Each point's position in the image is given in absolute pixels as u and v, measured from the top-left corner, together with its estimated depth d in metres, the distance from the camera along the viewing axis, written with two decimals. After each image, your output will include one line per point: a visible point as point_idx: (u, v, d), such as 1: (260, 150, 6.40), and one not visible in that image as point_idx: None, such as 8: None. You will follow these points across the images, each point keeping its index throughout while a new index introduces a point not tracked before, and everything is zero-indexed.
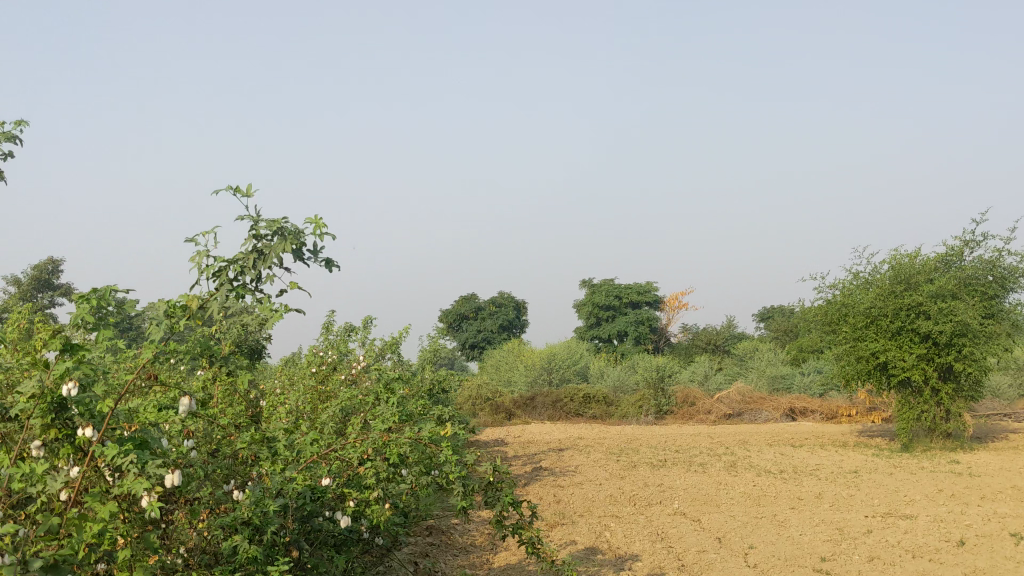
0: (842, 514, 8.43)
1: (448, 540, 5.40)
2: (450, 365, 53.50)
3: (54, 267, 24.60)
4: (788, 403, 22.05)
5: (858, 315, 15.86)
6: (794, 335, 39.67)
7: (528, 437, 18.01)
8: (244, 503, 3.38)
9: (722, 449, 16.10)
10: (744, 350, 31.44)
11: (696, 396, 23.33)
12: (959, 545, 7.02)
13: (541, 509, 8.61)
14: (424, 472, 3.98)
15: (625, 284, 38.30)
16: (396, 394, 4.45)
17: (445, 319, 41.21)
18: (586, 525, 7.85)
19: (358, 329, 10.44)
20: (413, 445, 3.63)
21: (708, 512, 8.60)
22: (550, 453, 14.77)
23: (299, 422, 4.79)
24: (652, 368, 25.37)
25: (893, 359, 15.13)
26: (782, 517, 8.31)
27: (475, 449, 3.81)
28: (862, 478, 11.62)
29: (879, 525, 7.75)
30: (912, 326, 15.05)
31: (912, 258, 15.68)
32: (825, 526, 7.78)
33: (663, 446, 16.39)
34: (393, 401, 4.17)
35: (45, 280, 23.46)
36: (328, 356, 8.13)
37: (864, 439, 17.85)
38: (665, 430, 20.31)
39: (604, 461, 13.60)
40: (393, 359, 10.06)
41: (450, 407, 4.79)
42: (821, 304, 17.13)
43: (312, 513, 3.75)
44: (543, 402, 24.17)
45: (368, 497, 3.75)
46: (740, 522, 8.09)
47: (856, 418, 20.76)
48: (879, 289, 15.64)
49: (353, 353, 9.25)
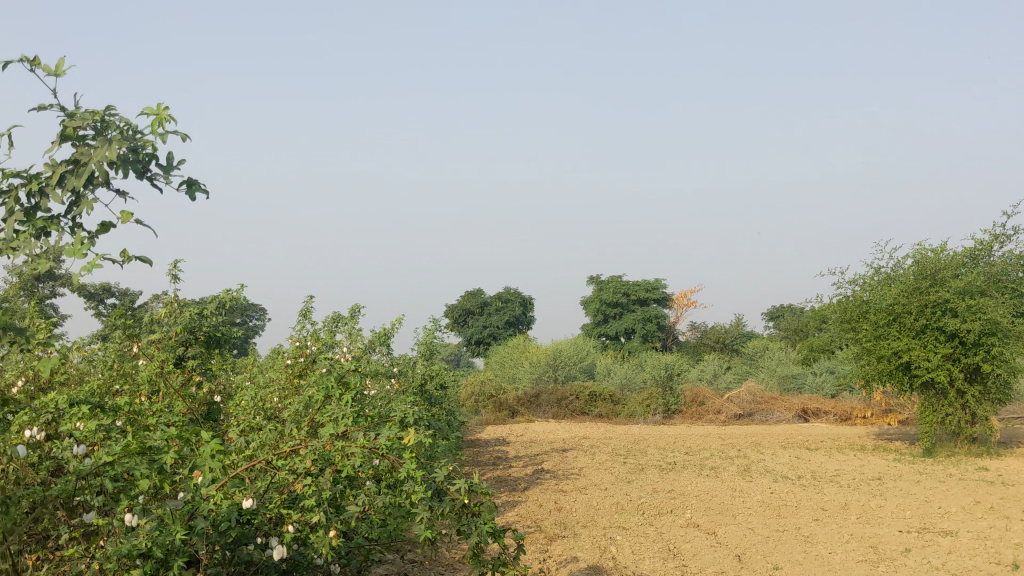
0: (872, 528, 7.66)
1: (429, 558, 4.65)
2: (456, 360, 52.56)
3: None
4: (800, 403, 21.20)
5: (880, 312, 15.03)
6: (804, 334, 38.77)
7: (531, 435, 17.23)
8: (141, 529, 2.69)
9: (733, 451, 15.31)
10: (755, 349, 30.59)
11: (705, 394, 22.51)
12: (1012, 569, 6.21)
13: (539, 518, 7.86)
14: (388, 484, 3.23)
15: (633, 280, 37.45)
16: (354, 387, 3.67)
17: (450, 313, 40.46)
18: (589, 538, 7.08)
19: (346, 319, 9.71)
20: (365, 457, 2.89)
21: (723, 524, 7.84)
22: (553, 453, 14.01)
23: (243, 429, 4.04)
24: (660, 366, 24.51)
25: (917, 358, 14.27)
26: (807, 530, 7.55)
27: (449, 464, 3.02)
28: (887, 487, 10.80)
29: (917, 543, 6.96)
30: (938, 324, 14.18)
31: (937, 252, 14.83)
32: (856, 543, 6.98)
33: (672, 448, 15.63)
34: (349, 400, 3.40)
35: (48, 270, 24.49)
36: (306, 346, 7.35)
37: (882, 442, 17.02)
38: (673, 431, 19.52)
39: (610, 464, 12.83)
40: (385, 353, 9.30)
41: (421, 409, 3.99)
42: (839, 300, 16.30)
43: (240, 541, 2.99)
44: (548, 399, 23.34)
45: (310, 520, 2.96)
46: (761, 536, 7.31)
47: (872, 421, 19.93)
48: (902, 285, 14.78)
49: (337, 345, 8.51)
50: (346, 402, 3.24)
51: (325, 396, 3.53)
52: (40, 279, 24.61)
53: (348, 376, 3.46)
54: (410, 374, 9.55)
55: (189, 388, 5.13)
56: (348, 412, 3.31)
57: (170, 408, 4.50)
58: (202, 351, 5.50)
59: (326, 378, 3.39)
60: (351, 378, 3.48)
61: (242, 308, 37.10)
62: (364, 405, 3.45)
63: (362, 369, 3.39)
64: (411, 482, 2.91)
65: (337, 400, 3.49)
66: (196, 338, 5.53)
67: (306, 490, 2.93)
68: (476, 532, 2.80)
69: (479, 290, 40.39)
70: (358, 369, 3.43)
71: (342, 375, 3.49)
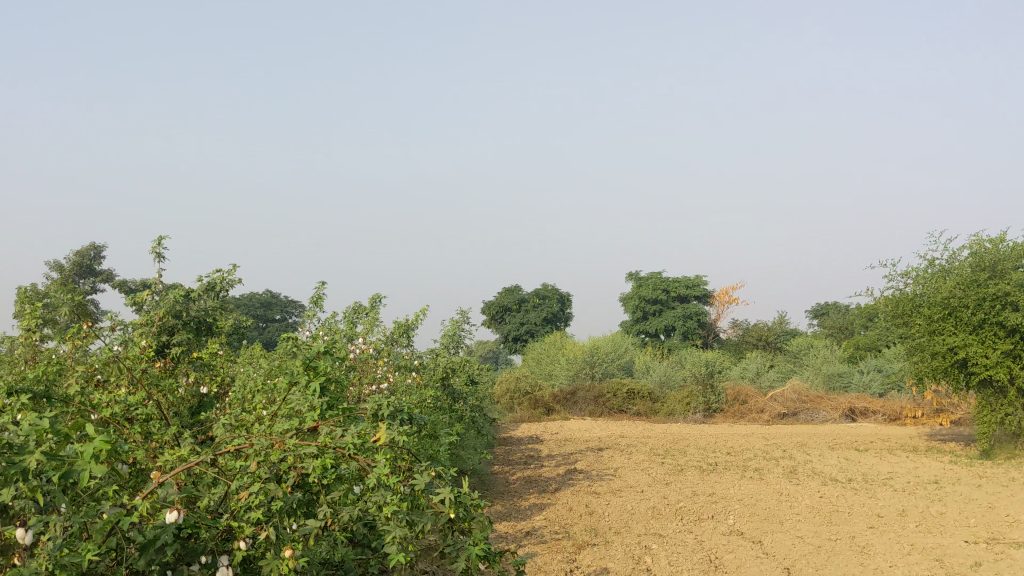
0: (936, 538, 6.97)
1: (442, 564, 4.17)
2: (495, 359, 52.09)
3: (96, 252, 24.73)
4: (847, 402, 20.37)
5: (935, 306, 14.21)
6: (849, 332, 37.78)
7: (567, 433, 16.64)
8: (39, 548, 2.12)
9: (778, 453, 14.54)
10: (798, 347, 29.71)
11: (747, 392, 21.73)
12: None
13: (568, 523, 7.25)
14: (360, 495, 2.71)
15: (672, 277, 36.72)
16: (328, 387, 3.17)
17: (487, 310, 39.96)
18: (621, 546, 6.47)
19: (366, 310, 9.18)
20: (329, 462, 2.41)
21: (770, 532, 7.19)
22: (588, 452, 13.41)
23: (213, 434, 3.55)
24: (701, 363, 23.76)
25: (974, 355, 13.44)
26: (863, 541, 6.87)
27: (433, 470, 2.50)
28: (946, 491, 10.04)
29: (991, 557, 6.25)
30: (998, 319, 13.34)
31: (995, 244, 14.00)
32: (919, 556, 6.29)
33: (713, 448, 14.94)
34: (315, 397, 2.90)
35: (88, 266, 24.46)
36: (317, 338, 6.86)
37: (935, 444, 16.17)
38: (713, 429, 18.86)
39: (648, 463, 12.20)
40: (406, 346, 8.72)
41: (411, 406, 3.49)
42: (889, 295, 15.51)
43: (178, 568, 2.42)
44: (584, 396, 22.74)
45: (260, 538, 2.41)
46: (812, 546, 6.65)
47: (922, 421, 19.04)
48: (958, 278, 13.96)
49: (356, 337, 7.99)
50: (311, 391, 2.74)
51: (287, 385, 3.04)
52: (80, 275, 24.61)
53: (313, 364, 2.95)
54: (431, 367, 8.99)
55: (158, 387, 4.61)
56: (312, 403, 2.82)
57: (134, 407, 4.01)
58: (189, 339, 4.96)
59: (283, 369, 2.89)
60: (316, 366, 2.97)
61: (281, 304, 36.96)
62: (336, 399, 2.98)
63: (330, 356, 2.89)
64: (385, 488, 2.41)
65: (301, 392, 2.99)
66: (184, 323, 4.99)
67: (256, 503, 2.40)
68: (464, 555, 2.30)
69: (516, 287, 39.84)
70: (326, 356, 2.92)
71: (305, 362, 2.98)
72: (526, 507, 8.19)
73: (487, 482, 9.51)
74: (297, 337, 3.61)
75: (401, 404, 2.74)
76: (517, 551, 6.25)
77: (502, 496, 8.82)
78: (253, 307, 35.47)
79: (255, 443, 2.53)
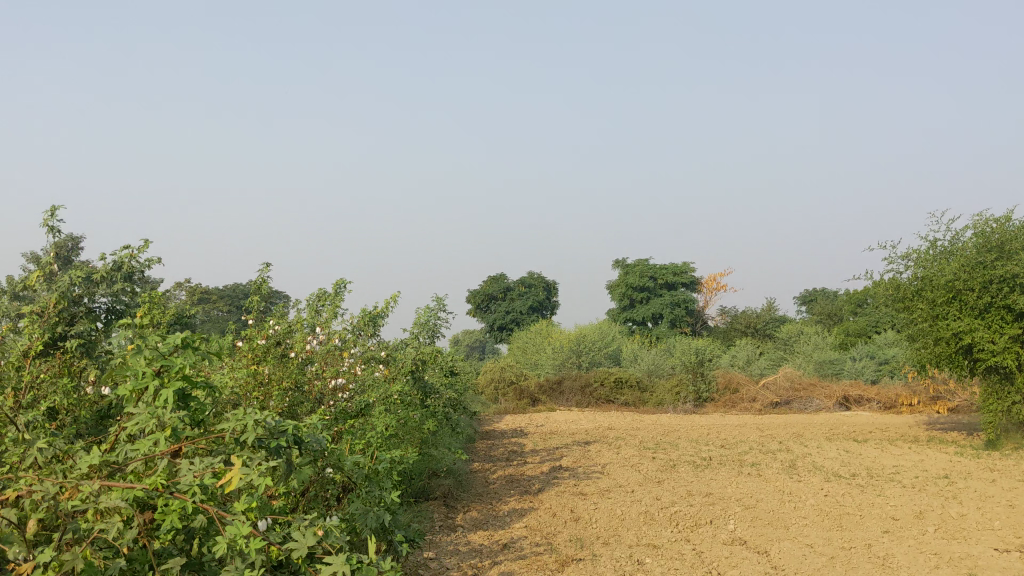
0: (963, 546, 6.27)
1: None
2: (481, 349, 51.39)
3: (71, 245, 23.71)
4: (841, 390, 19.70)
5: (937, 290, 13.45)
6: (838, 318, 37.20)
7: (552, 426, 15.84)
8: None
9: (774, 444, 13.79)
10: (788, 334, 29.01)
11: (739, 380, 21.01)
12: None
13: (552, 533, 6.48)
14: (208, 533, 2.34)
15: (659, 264, 35.95)
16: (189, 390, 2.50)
17: (473, 300, 39.15)
18: (609, 561, 5.70)
19: (331, 296, 8.34)
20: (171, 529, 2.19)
21: (776, 540, 6.45)
22: (574, 447, 12.61)
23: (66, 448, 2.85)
24: (690, 351, 23.01)
25: (980, 341, 12.72)
26: (882, 550, 6.15)
27: (309, 533, 2.26)
28: (959, 487, 9.34)
29: None
30: (1005, 302, 12.63)
31: (1001, 223, 13.29)
32: (949, 570, 5.58)
33: (705, 440, 14.17)
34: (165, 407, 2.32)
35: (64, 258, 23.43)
36: (270, 356, 6.16)
37: (937, 434, 15.46)
38: (707, 420, 18.13)
39: (637, 459, 11.42)
40: (372, 336, 7.83)
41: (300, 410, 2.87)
42: (888, 279, 14.77)
43: None
44: (571, 386, 21.98)
45: None
46: (826, 558, 5.92)
47: (919, 409, 18.28)
48: (962, 259, 13.22)
49: (313, 323, 7.11)
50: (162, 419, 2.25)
51: (132, 391, 2.45)
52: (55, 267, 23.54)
53: (166, 366, 2.37)
54: (400, 358, 8.13)
55: (33, 397, 3.76)
56: (159, 424, 2.38)
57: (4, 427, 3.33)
58: (90, 331, 4.09)
59: (126, 390, 2.31)
60: (170, 369, 2.38)
61: None
62: (190, 415, 2.41)
63: (193, 376, 2.34)
64: (232, 551, 2.23)
65: (150, 399, 2.43)
66: (84, 312, 4.14)
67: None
68: None
69: (502, 275, 39.04)
70: (188, 367, 2.36)
71: (156, 361, 2.43)
72: (505, 513, 7.40)
73: (465, 483, 8.71)
74: (170, 323, 2.87)
75: (278, 428, 2.31)
76: (491, 569, 5.44)
77: (480, 500, 8.01)
78: (237, 299, 34.48)
79: (41, 505, 2.23)
